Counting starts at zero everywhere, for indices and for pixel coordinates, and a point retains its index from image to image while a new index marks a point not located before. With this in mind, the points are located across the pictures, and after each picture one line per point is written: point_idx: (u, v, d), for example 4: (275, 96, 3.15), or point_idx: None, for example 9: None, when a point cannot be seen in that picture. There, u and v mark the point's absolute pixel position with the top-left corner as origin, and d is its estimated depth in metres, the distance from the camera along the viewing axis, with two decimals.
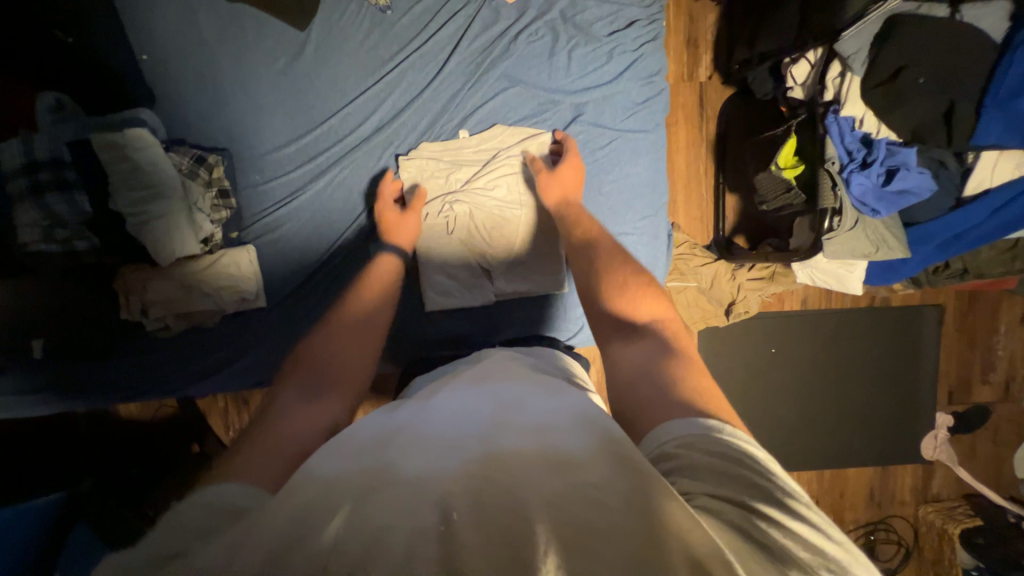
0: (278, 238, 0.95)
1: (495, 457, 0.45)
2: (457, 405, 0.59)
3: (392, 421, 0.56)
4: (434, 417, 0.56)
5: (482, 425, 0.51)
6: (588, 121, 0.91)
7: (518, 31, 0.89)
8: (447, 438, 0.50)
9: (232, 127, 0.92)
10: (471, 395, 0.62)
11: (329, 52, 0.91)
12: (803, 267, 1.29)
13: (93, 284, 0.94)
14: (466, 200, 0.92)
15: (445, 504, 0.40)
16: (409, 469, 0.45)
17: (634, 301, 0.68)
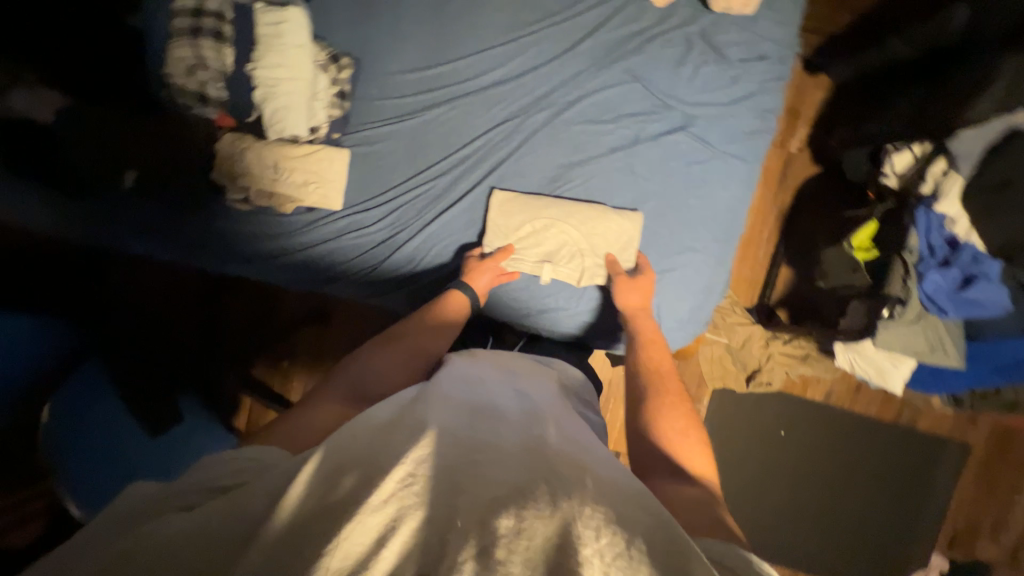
0: (372, 153, 1.00)
1: (535, 465, 0.49)
2: (491, 402, 0.61)
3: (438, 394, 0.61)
4: (476, 400, 0.61)
5: (521, 429, 0.56)
6: (695, 133, 0.92)
7: (655, 34, 0.93)
8: (486, 430, 0.54)
9: (368, 41, 0.98)
10: (509, 392, 0.66)
11: (477, 4, 0.96)
12: (845, 351, 1.28)
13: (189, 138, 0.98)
14: (550, 206, 0.95)
15: (491, 498, 0.44)
16: (459, 448, 0.50)
17: (683, 440, 0.69)
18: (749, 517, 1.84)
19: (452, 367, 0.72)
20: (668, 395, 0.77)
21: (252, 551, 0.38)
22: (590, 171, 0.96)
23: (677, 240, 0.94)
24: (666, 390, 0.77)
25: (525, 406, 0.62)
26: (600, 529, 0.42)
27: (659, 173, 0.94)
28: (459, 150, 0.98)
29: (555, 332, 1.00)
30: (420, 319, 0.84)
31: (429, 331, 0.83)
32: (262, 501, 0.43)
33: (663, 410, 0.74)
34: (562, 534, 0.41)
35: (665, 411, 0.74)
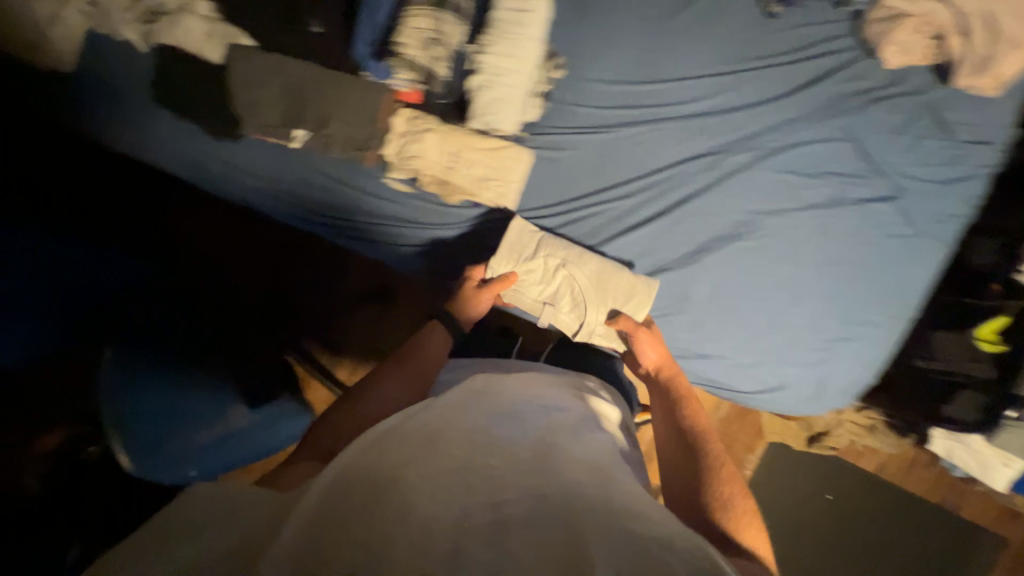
0: (555, 159, 0.94)
1: (540, 492, 0.54)
2: (505, 438, 0.62)
3: (462, 423, 0.64)
4: (461, 417, 0.65)
5: (490, 444, 0.60)
6: (900, 206, 0.90)
7: (882, 97, 0.89)
8: (488, 454, 0.58)
9: (576, 41, 0.92)
10: (525, 413, 0.69)
11: (699, 28, 0.92)
12: (944, 439, 1.29)
13: (365, 106, 0.91)
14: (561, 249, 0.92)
15: (507, 520, 0.49)
16: (464, 478, 0.54)
17: (726, 507, 0.69)
18: None
19: (475, 392, 0.73)
20: (700, 447, 0.77)
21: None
22: (782, 223, 0.92)
23: (858, 309, 0.92)
24: (706, 450, 0.76)
25: (538, 429, 0.66)
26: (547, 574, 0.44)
27: (853, 239, 0.91)
28: (647, 175, 0.94)
29: (706, 379, 0.97)
30: (421, 353, 0.85)
31: (421, 369, 0.82)
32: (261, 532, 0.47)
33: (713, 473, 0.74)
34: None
35: (714, 473, 0.74)
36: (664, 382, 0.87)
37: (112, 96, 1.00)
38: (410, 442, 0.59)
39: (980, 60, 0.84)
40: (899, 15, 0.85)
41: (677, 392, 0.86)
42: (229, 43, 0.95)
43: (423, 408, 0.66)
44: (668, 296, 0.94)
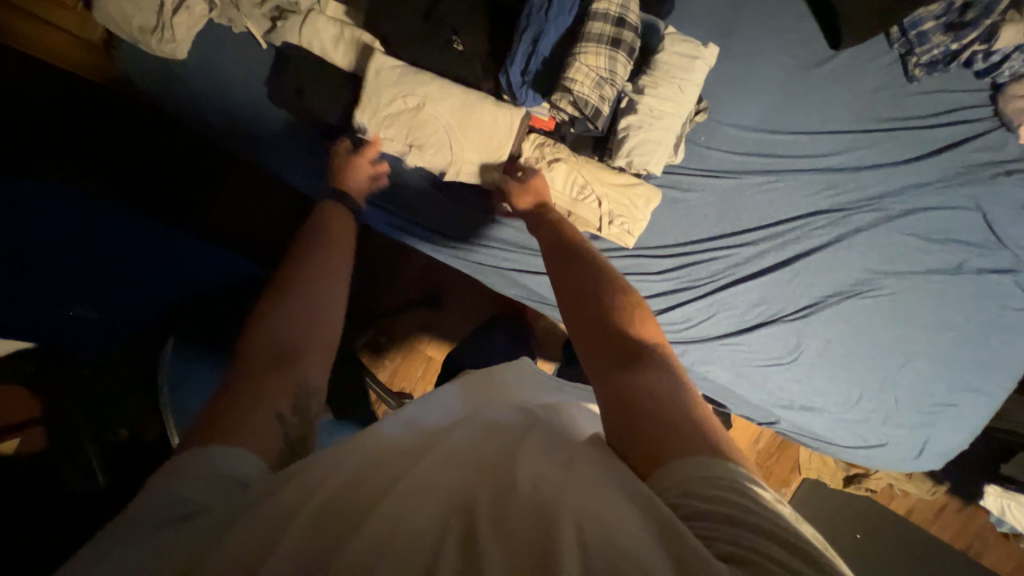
0: (679, 200, 0.93)
1: (508, 486, 0.39)
2: (481, 421, 0.51)
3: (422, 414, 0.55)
4: (433, 416, 0.55)
5: (461, 429, 0.50)
6: (1016, 279, 0.93)
7: (1011, 171, 0.92)
8: (459, 437, 0.48)
9: (716, 82, 0.91)
10: (512, 404, 0.59)
11: (842, 81, 0.92)
12: (997, 496, 1.26)
13: (493, 127, 0.86)
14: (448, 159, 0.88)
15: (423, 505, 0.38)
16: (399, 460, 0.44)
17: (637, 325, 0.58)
18: None
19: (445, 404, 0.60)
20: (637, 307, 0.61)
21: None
22: (903, 285, 0.93)
23: (964, 375, 0.94)
24: (606, 284, 0.62)
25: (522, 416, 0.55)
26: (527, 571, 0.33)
27: (965, 307, 0.93)
28: (772, 223, 0.94)
29: (804, 429, 0.98)
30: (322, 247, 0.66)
31: (337, 265, 0.65)
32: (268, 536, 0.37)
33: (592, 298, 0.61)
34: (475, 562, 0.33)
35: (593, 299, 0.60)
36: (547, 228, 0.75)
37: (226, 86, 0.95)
38: (378, 446, 0.47)
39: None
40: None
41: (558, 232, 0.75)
42: (361, 50, 0.92)
43: (417, 417, 0.55)
44: (780, 346, 0.94)
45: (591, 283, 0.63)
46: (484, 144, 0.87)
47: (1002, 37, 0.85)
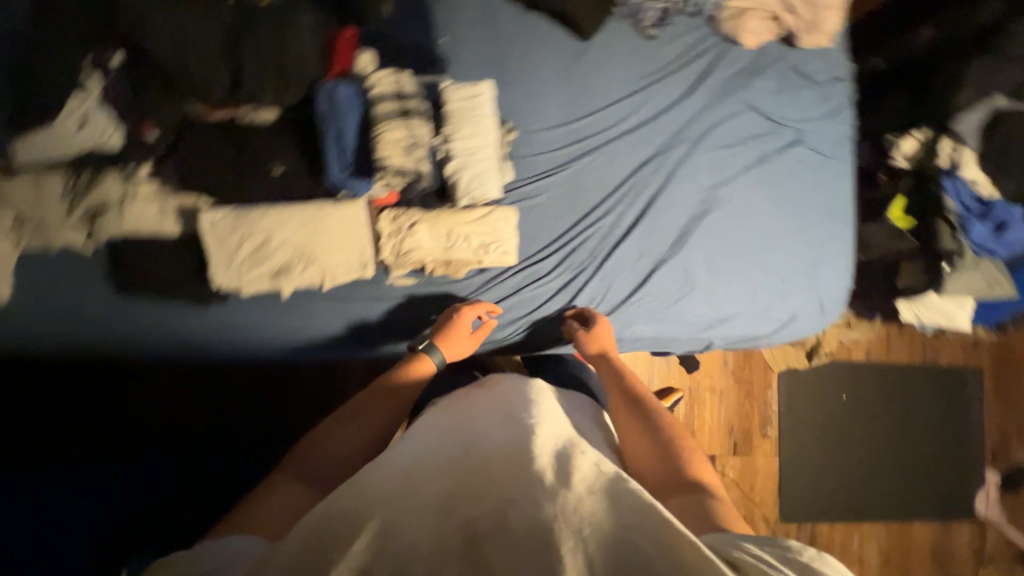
0: (532, 207, 1.03)
1: (517, 497, 0.56)
2: (491, 439, 0.68)
3: (456, 443, 0.69)
4: (462, 439, 0.70)
5: (495, 451, 0.65)
6: (807, 144, 1.11)
7: (757, 70, 1.11)
8: (497, 461, 0.63)
9: (511, 104, 1.05)
10: (522, 411, 0.75)
11: (604, 61, 1.08)
12: (911, 307, 1.50)
13: (341, 225, 0.89)
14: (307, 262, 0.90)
15: (484, 518, 0.54)
16: (452, 483, 0.59)
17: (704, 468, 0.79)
18: (835, 484, 2.05)
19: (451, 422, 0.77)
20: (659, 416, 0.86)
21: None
22: (734, 189, 1.08)
23: (817, 232, 1.10)
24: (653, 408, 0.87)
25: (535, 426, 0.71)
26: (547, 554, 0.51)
27: (787, 181, 1.10)
28: (615, 189, 1.06)
29: (732, 336, 1.09)
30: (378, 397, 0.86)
31: (382, 399, 0.85)
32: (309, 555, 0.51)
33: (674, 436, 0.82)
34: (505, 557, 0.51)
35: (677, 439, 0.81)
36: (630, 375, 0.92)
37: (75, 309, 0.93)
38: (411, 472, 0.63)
39: (811, 23, 1.09)
40: (743, 11, 1.08)
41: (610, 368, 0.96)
42: (189, 212, 0.93)
43: (432, 442, 0.71)
44: (675, 281, 1.05)
45: (645, 405, 0.87)
46: (342, 243, 0.90)
47: None
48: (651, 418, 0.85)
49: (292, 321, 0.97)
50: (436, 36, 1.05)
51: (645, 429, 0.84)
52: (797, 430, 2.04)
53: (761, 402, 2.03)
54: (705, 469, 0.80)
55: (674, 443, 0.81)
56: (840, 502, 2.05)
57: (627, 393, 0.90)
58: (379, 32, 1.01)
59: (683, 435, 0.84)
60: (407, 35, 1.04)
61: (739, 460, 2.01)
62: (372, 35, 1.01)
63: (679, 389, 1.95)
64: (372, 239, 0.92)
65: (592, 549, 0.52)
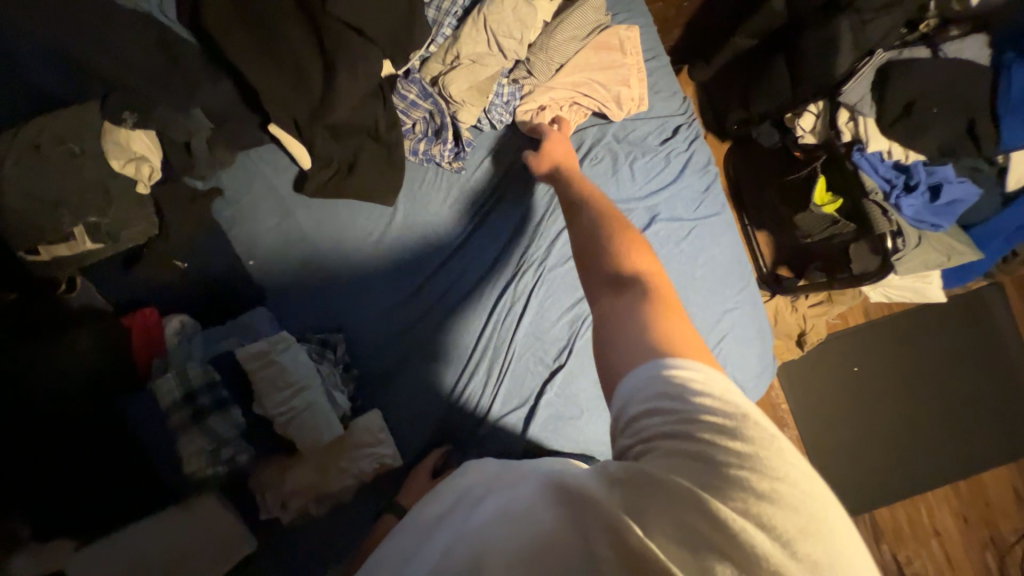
0: (396, 398, 0.97)
1: None
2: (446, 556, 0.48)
3: (439, 527, 0.56)
4: (444, 517, 0.57)
5: (467, 527, 0.51)
6: (665, 217, 0.97)
7: (582, 158, 0.99)
8: (463, 543, 0.48)
9: (342, 303, 0.99)
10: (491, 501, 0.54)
11: (418, 218, 1.01)
12: (874, 289, 1.32)
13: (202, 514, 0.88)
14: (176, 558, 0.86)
15: None
16: None
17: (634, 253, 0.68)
18: (881, 460, 1.86)
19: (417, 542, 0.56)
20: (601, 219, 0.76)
21: None
22: None
23: (710, 310, 0.96)
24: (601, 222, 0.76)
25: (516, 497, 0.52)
26: None
27: (657, 265, 0.97)
28: (478, 346, 0.98)
29: None
30: None
31: None
32: None
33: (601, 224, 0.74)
34: None
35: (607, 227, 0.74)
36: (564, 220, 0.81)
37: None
38: None
39: (615, 96, 0.98)
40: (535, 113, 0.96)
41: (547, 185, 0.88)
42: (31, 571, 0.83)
43: None
44: (568, 406, 1.00)
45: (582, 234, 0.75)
46: (205, 530, 0.88)
47: (466, 118, 0.95)
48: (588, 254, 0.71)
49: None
50: (242, 262, 1.00)
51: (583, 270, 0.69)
52: (818, 419, 1.86)
53: (769, 405, 1.86)
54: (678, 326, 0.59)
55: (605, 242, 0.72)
56: (894, 478, 1.86)
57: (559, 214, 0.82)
58: (186, 286, 0.98)
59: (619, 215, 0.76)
60: (213, 274, 0.98)
61: None
62: (181, 293, 0.98)
63: None
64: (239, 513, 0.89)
65: None
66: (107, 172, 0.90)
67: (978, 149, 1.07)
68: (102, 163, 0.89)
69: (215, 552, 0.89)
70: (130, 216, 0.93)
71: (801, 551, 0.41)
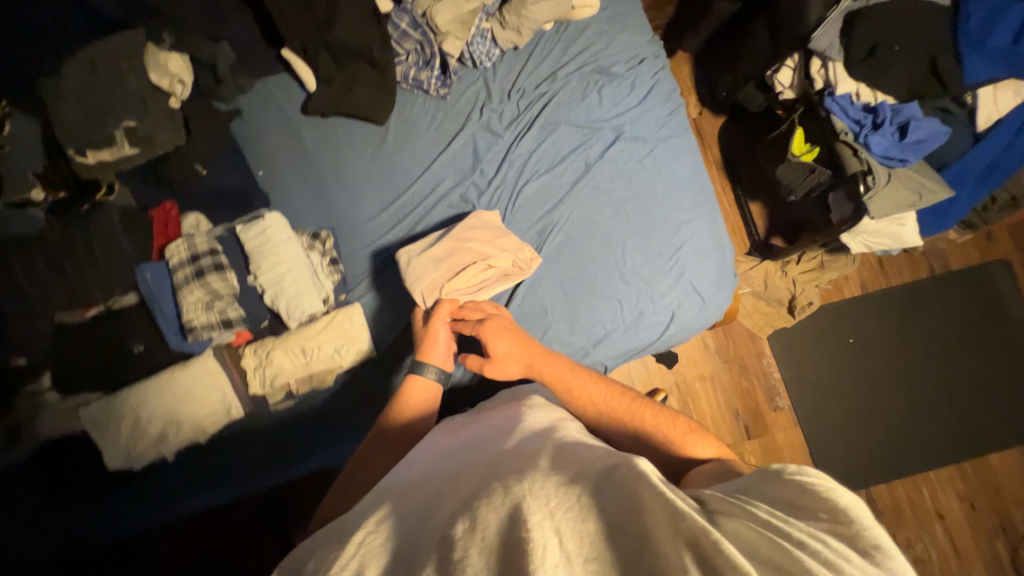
0: (379, 295, 1.07)
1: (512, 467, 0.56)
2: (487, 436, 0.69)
3: (475, 422, 0.77)
4: (499, 448, 0.64)
5: (490, 438, 0.69)
6: (629, 137, 1.06)
7: (555, 85, 1.09)
8: (492, 473, 0.56)
9: (335, 210, 1.10)
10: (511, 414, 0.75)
11: (407, 136, 1.12)
12: (853, 238, 1.33)
13: (192, 377, 0.96)
14: (176, 414, 0.96)
15: (473, 492, 0.52)
16: (450, 475, 0.61)
17: (691, 441, 0.72)
18: (879, 437, 1.81)
19: (453, 429, 0.78)
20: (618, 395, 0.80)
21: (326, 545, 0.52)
22: (568, 208, 1.05)
23: (670, 221, 1.03)
24: (621, 403, 0.79)
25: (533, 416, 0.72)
26: (550, 496, 0.47)
27: (622, 182, 1.05)
28: None
29: (617, 354, 1.03)
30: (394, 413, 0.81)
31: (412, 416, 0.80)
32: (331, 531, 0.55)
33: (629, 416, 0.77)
34: (513, 512, 0.45)
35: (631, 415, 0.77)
36: (572, 392, 0.81)
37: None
38: (422, 467, 0.66)
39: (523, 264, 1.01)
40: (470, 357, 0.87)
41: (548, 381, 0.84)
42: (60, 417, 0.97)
43: (436, 446, 0.72)
44: (535, 314, 1.02)
45: (605, 418, 0.78)
46: (200, 394, 0.97)
47: (449, 48, 1.06)
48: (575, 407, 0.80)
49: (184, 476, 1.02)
50: (251, 172, 1.13)
51: (608, 437, 0.77)
52: (811, 390, 1.85)
53: (761, 374, 1.86)
54: (699, 446, 0.71)
55: (638, 424, 0.76)
56: (892, 456, 1.80)
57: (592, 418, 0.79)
58: (200, 191, 1.10)
59: (637, 403, 0.79)
60: (223, 182, 1.11)
61: (758, 444, 1.82)
62: (196, 196, 1.10)
63: (664, 389, 1.80)
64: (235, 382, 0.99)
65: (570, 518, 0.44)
66: (148, 88, 1.06)
67: (944, 89, 1.11)
68: (143, 80, 1.06)
69: (211, 412, 0.98)
70: (160, 126, 1.08)
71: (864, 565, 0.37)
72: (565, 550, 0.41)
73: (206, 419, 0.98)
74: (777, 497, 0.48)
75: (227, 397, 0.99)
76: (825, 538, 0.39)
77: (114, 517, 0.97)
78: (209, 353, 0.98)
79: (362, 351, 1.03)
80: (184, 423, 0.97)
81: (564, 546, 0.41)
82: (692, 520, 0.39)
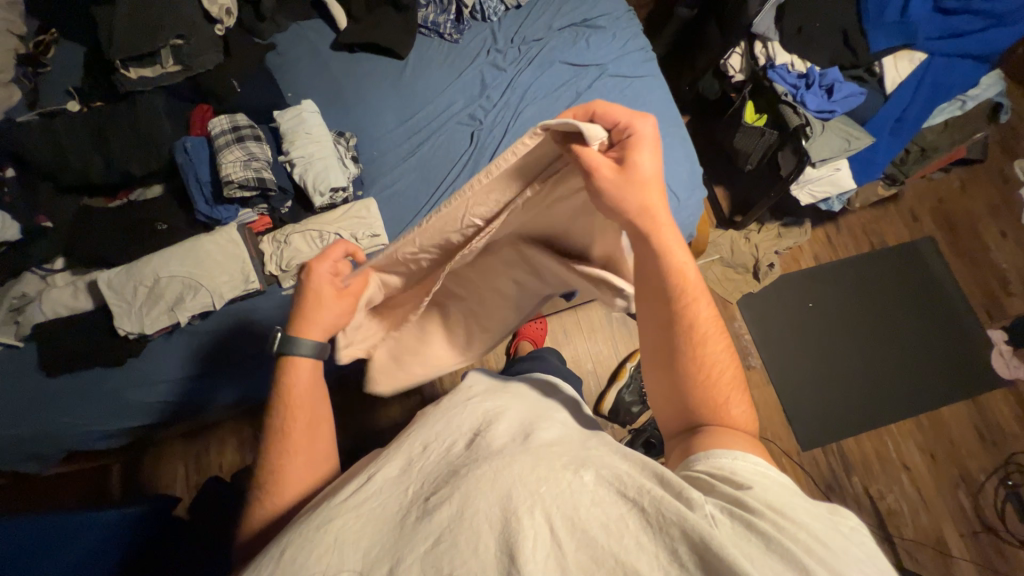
0: (393, 194, 1.19)
1: (493, 454, 0.59)
2: (463, 422, 0.71)
3: (441, 410, 0.77)
4: (476, 433, 0.66)
5: (465, 424, 0.70)
6: (612, 73, 1.27)
7: (550, 33, 1.31)
8: (471, 463, 0.59)
9: (356, 125, 1.25)
10: (484, 400, 0.76)
11: (423, 69, 1.30)
12: (802, 188, 1.53)
13: (217, 245, 1.03)
14: (198, 278, 1.00)
15: (448, 484, 0.56)
16: (426, 467, 0.63)
17: (729, 399, 0.62)
18: (842, 394, 1.94)
19: (428, 413, 0.79)
20: (709, 317, 0.63)
21: (296, 539, 0.56)
22: None
23: None
24: (704, 329, 0.62)
25: (506, 405, 0.74)
26: (536, 491, 0.51)
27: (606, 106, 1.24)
28: (463, 157, 1.22)
29: None
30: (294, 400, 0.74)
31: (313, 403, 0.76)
32: (300, 527, 0.59)
33: (693, 350, 0.62)
34: (503, 507, 0.50)
35: (696, 349, 0.62)
36: (661, 298, 0.63)
37: (3, 415, 1.02)
38: (394, 457, 0.68)
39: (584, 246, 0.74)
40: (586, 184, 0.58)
41: (641, 271, 0.64)
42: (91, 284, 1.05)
43: (406, 437, 0.73)
44: None
45: (675, 342, 0.63)
46: (223, 262, 1.02)
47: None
48: (674, 316, 0.62)
49: (192, 348, 1.07)
50: (283, 93, 1.28)
51: (667, 361, 0.64)
52: (779, 351, 1.99)
53: (734, 336, 1.99)
54: (740, 408, 0.62)
55: (694, 362, 0.62)
56: (856, 413, 1.92)
57: (664, 333, 0.64)
58: (234, 104, 1.23)
59: (714, 333, 0.63)
60: (254, 97, 1.24)
61: None
62: (231, 108, 1.23)
63: None
64: (253, 255, 1.04)
65: (552, 510, 0.49)
66: (198, 14, 1.22)
67: (856, 57, 1.42)
68: (194, 7, 1.21)
69: (233, 281, 1.03)
70: (204, 47, 1.22)
71: (810, 542, 0.42)
72: (552, 536, 0.46)
73: (227, 289, 1.03)
74: (737, 470, 0.52)
75: (247, 268, 1.04)
76: (777, 516, 0.45)
77: (138, 395, 1.07)
78: (233, 227, 1.05)
79: (375, 236, 1.11)
80: (206, 288, 1.01)
81: (552, 532, 0.47)
82: (665, 503, 0.46)
